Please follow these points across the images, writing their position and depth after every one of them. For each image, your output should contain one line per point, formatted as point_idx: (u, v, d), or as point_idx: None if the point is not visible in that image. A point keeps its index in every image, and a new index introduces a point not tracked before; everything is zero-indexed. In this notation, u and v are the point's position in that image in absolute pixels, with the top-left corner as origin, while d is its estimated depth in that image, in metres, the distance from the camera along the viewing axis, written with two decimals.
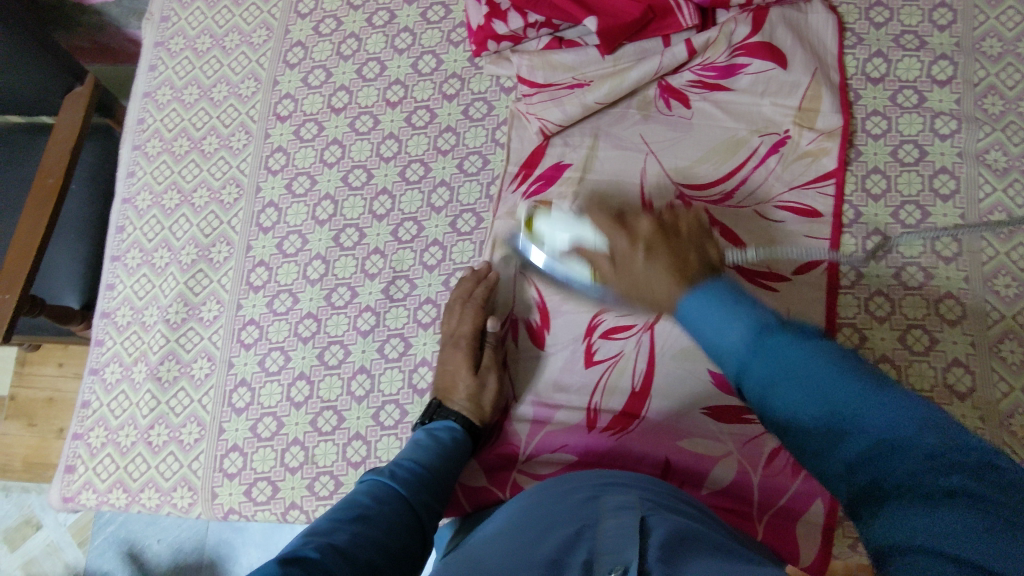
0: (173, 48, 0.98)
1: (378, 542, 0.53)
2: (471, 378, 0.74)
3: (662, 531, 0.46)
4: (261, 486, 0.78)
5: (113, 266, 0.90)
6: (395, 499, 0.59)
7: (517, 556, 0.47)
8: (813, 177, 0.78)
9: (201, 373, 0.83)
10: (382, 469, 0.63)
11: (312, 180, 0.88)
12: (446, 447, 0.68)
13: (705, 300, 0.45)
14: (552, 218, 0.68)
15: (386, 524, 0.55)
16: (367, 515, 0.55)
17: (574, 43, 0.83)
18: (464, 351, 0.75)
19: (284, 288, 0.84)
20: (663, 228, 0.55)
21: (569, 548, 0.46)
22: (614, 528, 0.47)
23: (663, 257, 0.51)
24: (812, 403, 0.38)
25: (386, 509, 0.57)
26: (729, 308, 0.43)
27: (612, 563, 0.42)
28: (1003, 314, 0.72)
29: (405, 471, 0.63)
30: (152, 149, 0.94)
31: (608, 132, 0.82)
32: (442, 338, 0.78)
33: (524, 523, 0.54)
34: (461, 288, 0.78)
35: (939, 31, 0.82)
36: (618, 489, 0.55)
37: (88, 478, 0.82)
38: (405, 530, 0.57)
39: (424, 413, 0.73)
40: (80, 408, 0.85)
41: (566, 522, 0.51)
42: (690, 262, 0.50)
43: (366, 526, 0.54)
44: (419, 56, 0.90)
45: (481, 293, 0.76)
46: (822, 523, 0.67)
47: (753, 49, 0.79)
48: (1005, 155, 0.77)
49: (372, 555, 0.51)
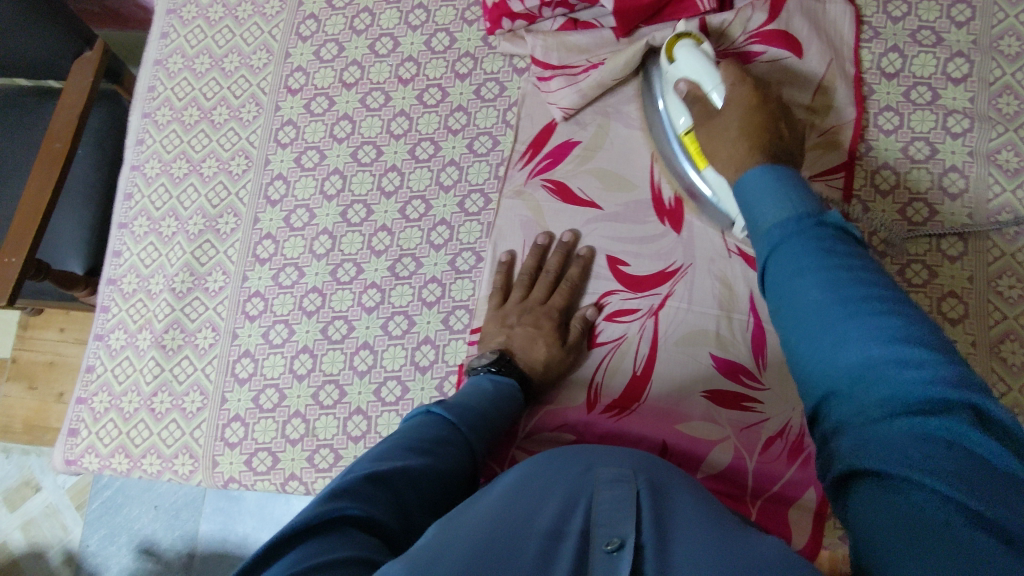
0: (185, 15, 0.97)
1: (443, 478, 0.54)
2: (555, 346, 0.73)
3: (654, 505, 0.48)
4: (261, 456, 0.79)
5: (121, 233, 0.90)
6: (455, 443, 0.58)
7: (516, 515, 0.48)
8: (822, 170, 0.78)
9: (205, 343, 0.84)
10: (447, 403, 0.62)
11: (321, 154, 0.88)
12: (506, 398, 0.67)
13: (762, 180, 0.55)
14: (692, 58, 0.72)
15: (449, 464, 0.56)
16: (432, 449, 0.55)
17: (590, 24, 0.83)
18: (553, 319, 0.75)
19: (290, 262, 0.85)
20: (762, 110, 0.68)
21: (564, 517, 0.47)
22: (608, 500, 0.48)
23: (749, 141, 0.65)
24: (822, 288, 0.45)
25: (449, 448, 0.57)
26: (784, 202, 0.52)
27: (608, 535, 0.44)
28: (1006, 315, 0.72)
29: (469, 412, 0.62)
30: (162, 117, 0.94)
31: (618, 113, 0.83)
32: (527, 303, 0.76)
33: (520, 485, 0.54)
34: (558, 262, 0.77)
35: (957, 28, 0.81)
36: (611, 460, 0.56)
37: (91, 442, 0.83)
38: (462, 476, 0.57)
39: (495, 361, 0.71)
40: (85, 373, 0.86)
41: (559, 490, 0.51)
42: (775, 146, 0.65)
43: (432, 461, 0.54)
44: (432, 34, 0.90)
45: (577, 273, 0.77)
46: (817, 505, 0.68)
47: (769, 37, 0.79)
48: (1016, 156, 0.77)
49: (436, 492, 0.53)
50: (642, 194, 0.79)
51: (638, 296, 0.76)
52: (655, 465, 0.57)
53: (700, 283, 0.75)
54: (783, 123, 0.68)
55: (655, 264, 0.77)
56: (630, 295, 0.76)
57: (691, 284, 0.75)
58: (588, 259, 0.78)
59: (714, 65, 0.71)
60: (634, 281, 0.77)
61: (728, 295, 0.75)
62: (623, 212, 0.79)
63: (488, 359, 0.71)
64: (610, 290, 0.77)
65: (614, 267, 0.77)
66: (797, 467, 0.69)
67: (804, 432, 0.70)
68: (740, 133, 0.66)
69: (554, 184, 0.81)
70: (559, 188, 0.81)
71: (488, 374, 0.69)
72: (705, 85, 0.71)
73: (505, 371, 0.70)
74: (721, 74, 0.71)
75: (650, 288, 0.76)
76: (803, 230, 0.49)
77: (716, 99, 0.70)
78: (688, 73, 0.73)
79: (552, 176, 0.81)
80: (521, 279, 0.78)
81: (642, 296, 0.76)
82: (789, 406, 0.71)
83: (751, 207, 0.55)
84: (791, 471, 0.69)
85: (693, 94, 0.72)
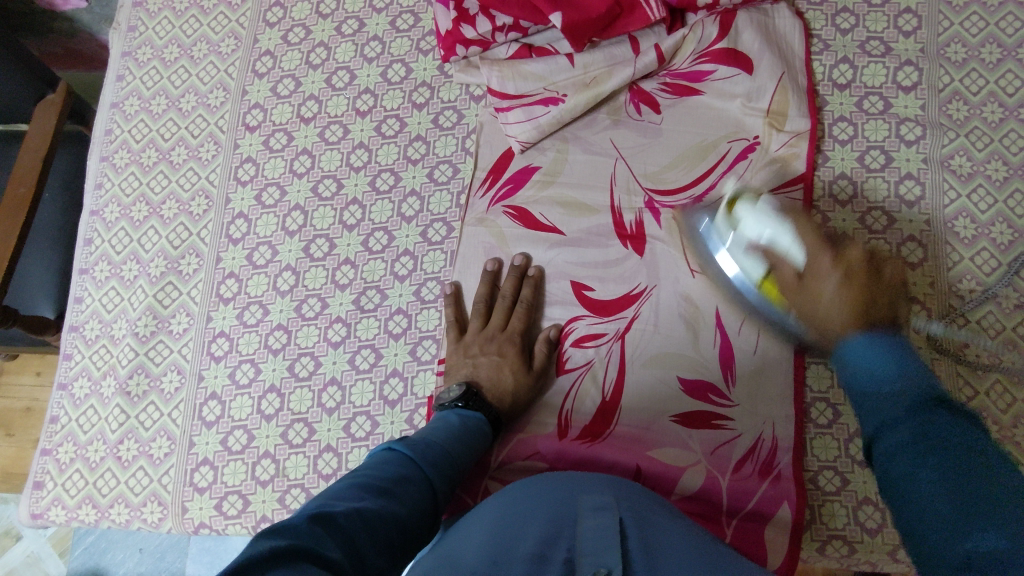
0: (140, 57, 0.97)
1: (399, 520, 0.53)
2: (521, 373, 0.73)
3: (639, 535, 0.48)
4: (231, 500, 0.77)
5: (82, 278, 0.89)
6: (415, 482, 0.57)
7: (498, 545, 0.47)
8: (782, 183, 0.78)
9: (170, 387, 0.83)
10: (409, 440, 0.61)
11: (282, 191, 0.87)
12: (471, 433, 0.66)
13: (891, 343, 0.57)
14: (756, 211, 0.68)
15: (408, 507, 0.55)
16: (390, 489, 0.54)
17: (544, 49, 0.83)
18: (516, 345, 0.75)
19: (254, 300, 0.84)
20: (869, 312, 0.61)
21: (547, 543, 0.47)
22: (592, 528, 0.48)
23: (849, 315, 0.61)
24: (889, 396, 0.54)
25: (408, 488, 0.56)
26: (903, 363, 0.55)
27: (594, 560, 0.44)
28: (967, 318, 0.73)
29: (432, 449, 0.61)
30: (120, 160, 0.93)
31: (577, 137, 0.83)
32: (489, 332, 0.76)
33: (504, 511, 0.53)
34: (510, 286, 0.77)
35: (904, 37, 0.83)
36: (593, 488, 0.55)
37: (57, 494, 0.81)
38: (422, 516, 0.56)
39: (461, 394, 0.70)
40: (48, 424, 0.84)
41: (543, 516, 0.51)
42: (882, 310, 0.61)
43: (391, 503, 0.53)
44: (388, 65, 0.90)
45: (529, 293, 0.77)
46: (791, 521, 0.68)
47: (718, 55, 0.81)
48: (969, 161, 0.78)
49: (392, 535, 0.51)
50: (605, 217, 0.79)
51: (604, 321, 0.76)
52: (628, 491, 0.57)
53: (665, 304, 0.75)
54: (880, 296, 0.63)
55: (620, 288, 0.77)
56: (596, 320, 0.76)
57: (657, 306, 0.75)
58: (539, 278, 0.78)
59: (790, 228, 0.67)
60: (598, 305, 0.76)
61: (693, 315, 0.75)
62: (585, 235, 0.79)
63: (455, 393, 0.70)
64: (576, 316, 0.77)
65: (578, 292, 0.77)
66: (768, 484, 0.69)
67: (776, 446, 0.70)
68: (828, 310, 0.63)
69: (516, 210, 0.81)
70: (521, 214, 0.81)
71: (456, 409, 0.69)
72: (782, 245, 0.67)
73: (473, 405, 0.70)
74: (796, 231, 0.67)
75: (615, 313, 0.76)
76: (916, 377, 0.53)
77: (798, 263, 0.66)
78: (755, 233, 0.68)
79: (513, 203, 0.81)
80: (477, 309, 0.78)
81: (608, 321, 0.76)
82: (759, 421, 0.71)
83: (857, 373, 0.57)
84: (763, 488, 0.69)
85: (763, 250, 0.68)
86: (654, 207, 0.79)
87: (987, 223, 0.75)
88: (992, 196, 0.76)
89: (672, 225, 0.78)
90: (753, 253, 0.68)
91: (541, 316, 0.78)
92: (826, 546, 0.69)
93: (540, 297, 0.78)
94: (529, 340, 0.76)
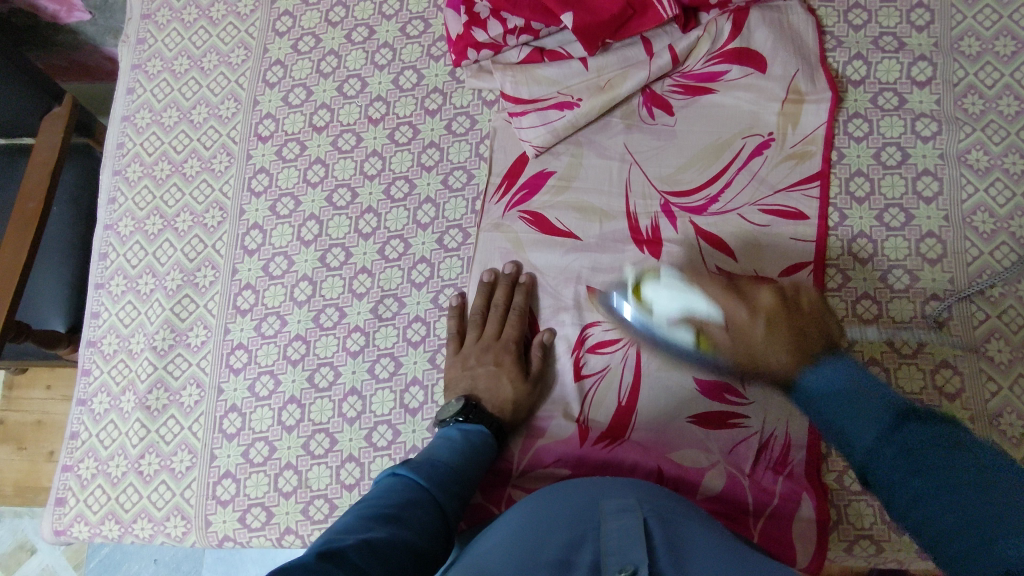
0: (151, 70, 0.97)
1: (410, 545, 0.52)
2: (519, 381, 0.74)
3: (663, 534, 0.48)
4: (255, 512, 0.77)
5: (97, 293, 0.89)
6: (422, 505, 0.57)
7: (520, 551, 0.47)
8: (796, 180, 0.78)
9: (190, 401, 0.82)
10: (412, 463, 0.61)
11: (296, 201, 0.87)
12: (476, 449, 0.66)
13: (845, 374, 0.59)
14: (659, 286, 0.73)
15: (417, 530, 0.54)
16: (398, 516, 0.54)
17: (556, 53, 0.83)
18: (513, 353, 0.75)
19: (271, 311, 0.84)
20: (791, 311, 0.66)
21: (573, 550, 0.47)
22: (616, 531, 0.48)
23: (782, 354, 0.64)
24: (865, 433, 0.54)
25: (417, 511, 0.56)
26: (866, 414, 0.55)
27: (620, 563, 0.44)
28: (988, 313, 0.72)
29: (437, 471, 0.61)
30: (133, 174, 0.93)
31: (592, 141, 0.83)
32: (484, 342, 0.77)
33: (522, 520, 0.53)
34: (501, 294, 0.78)
35: (917, 32, 0.82)
36: (616, 493, 0.55)
37: (79, 510, 0.81)
38: (435, 537, 0.56)
39: (460, 407, 0.70)
40: (69, 440, 0.84)
41: (566, 522, 0.51)
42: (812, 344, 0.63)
43: (399, 530, 0.53)
44: (400, 72, 0.90)
45: (521, 301, 0.77)
46: (813, 524, 0.68)
47: (730, 55, 0.82)
48: (986, 154, 0.77)
49: (405, 561, 0.50)
50: (619, 223, 0.79)
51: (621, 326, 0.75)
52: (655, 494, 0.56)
53: None
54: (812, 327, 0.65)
55: None
56: (612, 326, 0.76)
57: None
58: (531, 285, 0.79)
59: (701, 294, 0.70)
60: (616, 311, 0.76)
61: None
62: (599, 242, 0.79)
63: (454, 408, 0.70)
64: (594, 321, 0.76)
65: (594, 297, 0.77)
66: (783, 480, 0.70)
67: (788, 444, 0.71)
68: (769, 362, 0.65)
69: (531, 215, 0.81)
70: (537, 219, 0.81)
71: (456, 424, 0.69)
72: (702, 314, 0.70)
73: (474, 418, 0.70)
74: (706, 300, 0.70)
75: None
76: (882, 433, 0.53)
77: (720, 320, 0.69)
78: (673, 309, 0.71)
79: (528, 208, 0.81)
80: (472, 320, 0.78)
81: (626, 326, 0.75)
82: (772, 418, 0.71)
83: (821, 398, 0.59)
84: (781, 483, 0.70)
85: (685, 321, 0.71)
86: (670, 210, 0.79)
87: (1006, 217, 0.75)
88: (1010, 189, 0.76)
89: (688, 227, 0.78)
90: (677, 324, 0.71)
91: (535, 323, 0.79)
92: (854, 545, 0.69)
93: (531, 305, 0.79)
94: (523, 346, 0.77)
